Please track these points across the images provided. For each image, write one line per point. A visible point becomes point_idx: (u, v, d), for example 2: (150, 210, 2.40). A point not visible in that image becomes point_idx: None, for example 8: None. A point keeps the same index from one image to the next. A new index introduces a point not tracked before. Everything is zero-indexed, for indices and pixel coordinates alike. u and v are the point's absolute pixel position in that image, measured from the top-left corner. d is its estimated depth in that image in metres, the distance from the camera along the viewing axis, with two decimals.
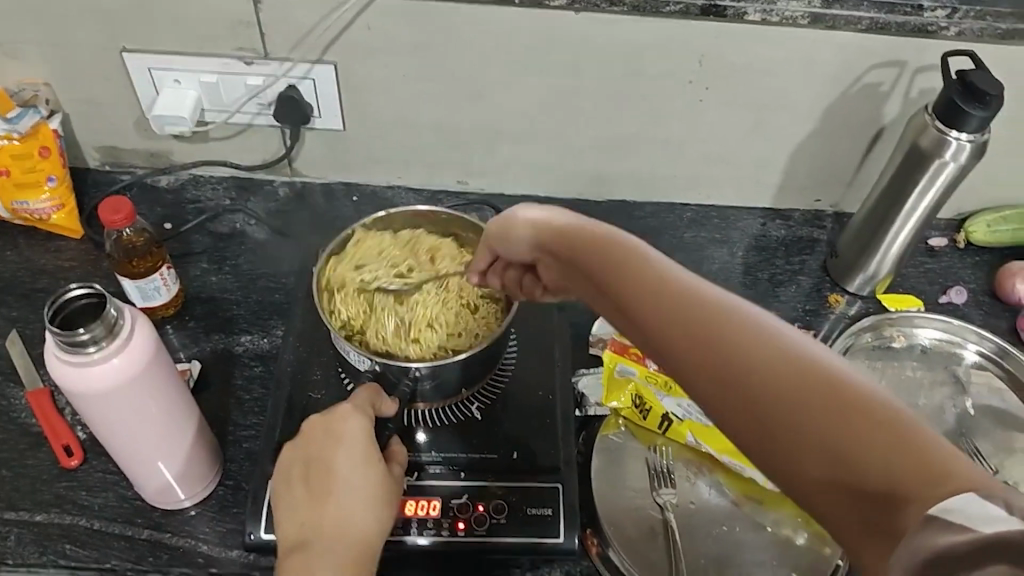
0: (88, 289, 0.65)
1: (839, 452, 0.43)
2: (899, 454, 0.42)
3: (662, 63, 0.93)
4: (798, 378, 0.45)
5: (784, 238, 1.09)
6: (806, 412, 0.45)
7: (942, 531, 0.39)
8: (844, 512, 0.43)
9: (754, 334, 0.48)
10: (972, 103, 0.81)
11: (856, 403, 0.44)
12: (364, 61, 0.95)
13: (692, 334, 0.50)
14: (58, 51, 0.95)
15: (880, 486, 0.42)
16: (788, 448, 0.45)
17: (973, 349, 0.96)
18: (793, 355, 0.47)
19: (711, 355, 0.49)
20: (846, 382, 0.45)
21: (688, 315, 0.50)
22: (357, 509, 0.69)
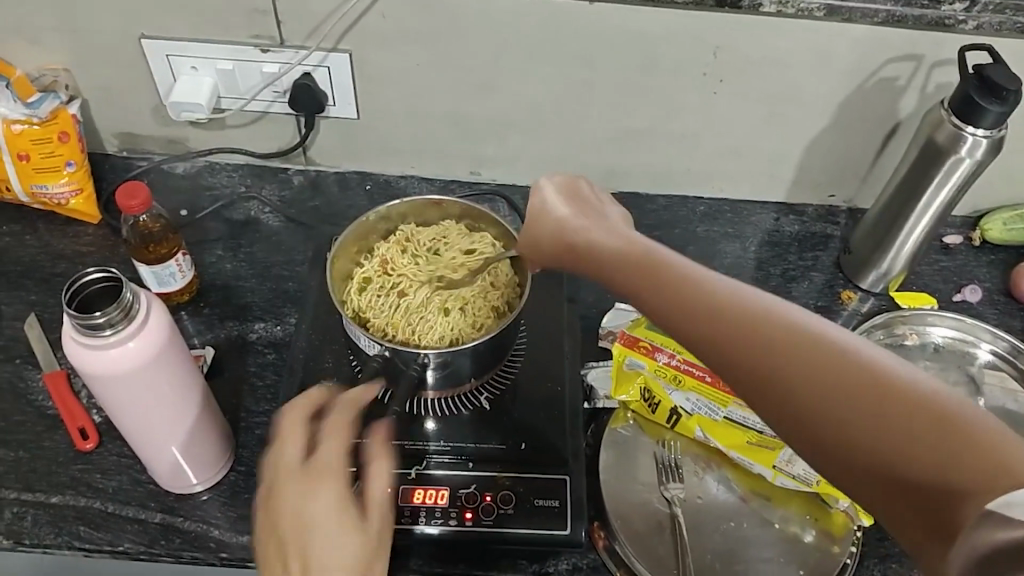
0: (104, 273, 0.65)
1: (894, 448, 0.46)
2: (954, 445, 0.45)
3: (677, 55, 0.93)
4: (846, 377, 0.48)
5: (798, 233, 1.08)
6: (859, 411, 0.47)
7: (1000, 526, 0.41)
8: (901, 505, 0.46)
9: (794, 334, 0.50)
10: (989, 98, 0.80)
11: (906, 397, 0.47)
12: (380, 49, 0.95)
13: (730, 340, 0.52)
14: (77, 36, 0.96)
15: (938, 478, 0.45)
16: (844, 446, 0.48)
17: (986, 349, 0.96)
18: (837, 352, 0.49)
19: (754, 361, 0.51)
20: (893, 375, 0.48)
21: (724, 321, 0.52)
22: (334, 562, 0.63)
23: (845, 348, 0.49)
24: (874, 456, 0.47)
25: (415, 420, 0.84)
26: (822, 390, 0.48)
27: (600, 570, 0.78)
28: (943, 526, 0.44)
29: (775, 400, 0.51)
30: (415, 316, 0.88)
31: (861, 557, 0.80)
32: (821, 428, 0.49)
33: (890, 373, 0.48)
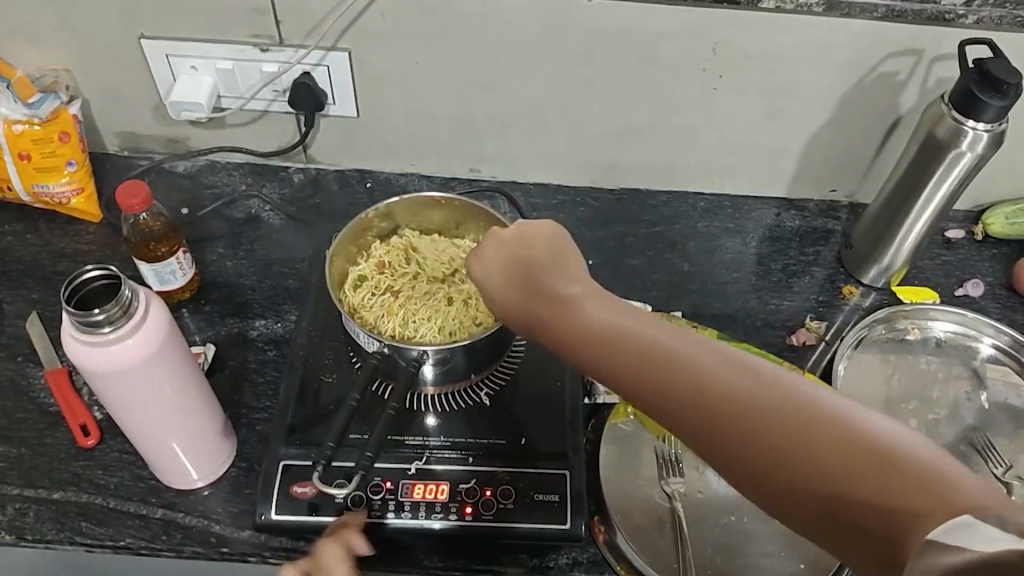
0: (103, 270, 0.66)
1: (834, 484, 0.48)
2: (892, 475, 0.46)
3: (676, 51, 0.93)
4: (781, 418, 0.50)
5: (798, 229, 1.08)
6: (799, 450, 0.49)
7: (943, 552, 0.42)
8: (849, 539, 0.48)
9: (729, 380, 0.52)
10: (990, 92, 0.80)
11: (841, 433, 0.48)
12: (379, 48, 0.95)
13: (670, 393, 0.54)
14: (78, 36, 0.96)
15: (879, 509, 0.46)
16: (789, 486, 0.49)
17: (988, 342, 0.95)
18: (773, 394, 0.51)
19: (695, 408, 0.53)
20: (827, 412, 0.50)
21: (661, 373, 0.54)
22: None
23: (780, 389, 0.51)
24: (817, 494, 0.48)
25: (416, 415, 0.84)
26: (762, 433, 0.50)
27: (600, 564, 0.78)
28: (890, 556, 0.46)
29: (721, 448, 0.52)
30: (406, 315, 0.88)
31: None
32: (766, 470, 0.50)
33: (825, 410, 0.50)
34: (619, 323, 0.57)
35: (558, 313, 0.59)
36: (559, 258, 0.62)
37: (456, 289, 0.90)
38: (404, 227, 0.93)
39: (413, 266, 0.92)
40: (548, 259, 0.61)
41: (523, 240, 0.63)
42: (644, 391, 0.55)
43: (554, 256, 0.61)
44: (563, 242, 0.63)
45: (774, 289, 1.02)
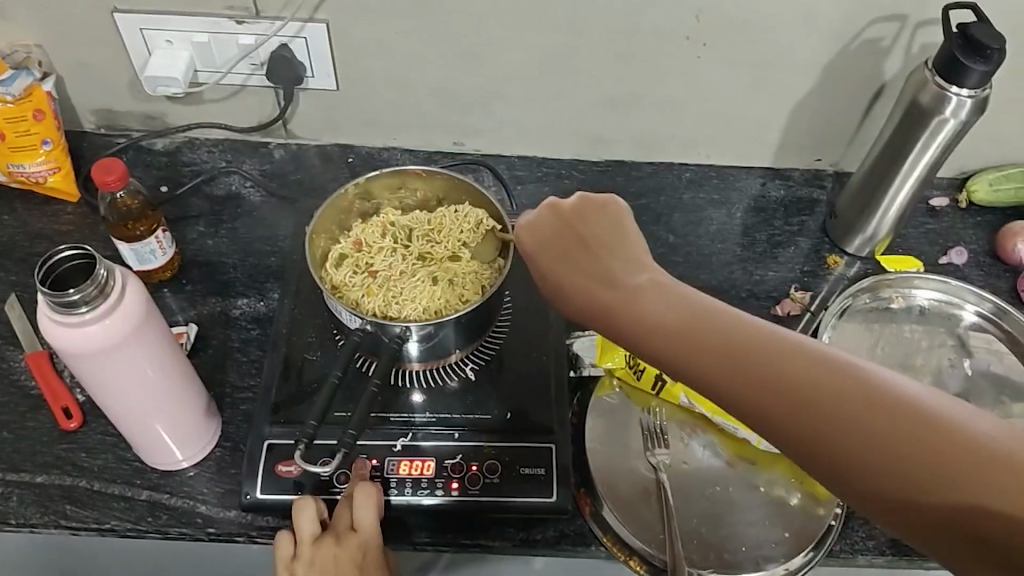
0: (77, 250, 0.65)
1: (947, 488, 0.48)
2: (1008, 478, 0.47)
3: (658, 19, 0.92)
4: (886, 413, 0.50)
5: (783, 199, 1.08)
6: (908, 449, 0.49)
7: None
8: (955, 542, 0.48)
9: (824, 371, 0.52)
10: (973, 58, 0.80)
11: (950, 431, 0.49)
12: (357, 20, 0.93)
13: (758, 385, 0.53)
14: (48, 11, 0.94)
15: (996, 514, 0.47)
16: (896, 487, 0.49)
17: (972, 310, 0.95)
18: (872, 387, 0.51)
19: (788, 404, 0.52)
20: (932, 407, 0.50)
21: (747, 364, 0.54)
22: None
23: (878, 382, 0.52)
24: (928, 497, 0.49)
25: (401, 392, 0.84)
26: (864, 428, 0.50)
27: (586, 536, 0.78)
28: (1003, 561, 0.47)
29: (814, 444, 0.52)
30: (387, 294, 0.87)
31: (847, 518, 0.81)
32: (868, 471, 0.50)
33: (928, 405, 0.50)
34: (692, 307, 0.58)
35: (625, 298, 0.60)
36: (620, 240, 0.64)
37: (438, 267, 0.89)
38: (385, 205, 0.93)
39: (395, 244, 0.92)
40: (609, 241, 0.64)
41: (586, 219, 0.65)
42: (729, 385, 0.54)
43: (617, 236, 0.64)
44: (623, 222, 0.65)
45: (759, 259, 1.02)
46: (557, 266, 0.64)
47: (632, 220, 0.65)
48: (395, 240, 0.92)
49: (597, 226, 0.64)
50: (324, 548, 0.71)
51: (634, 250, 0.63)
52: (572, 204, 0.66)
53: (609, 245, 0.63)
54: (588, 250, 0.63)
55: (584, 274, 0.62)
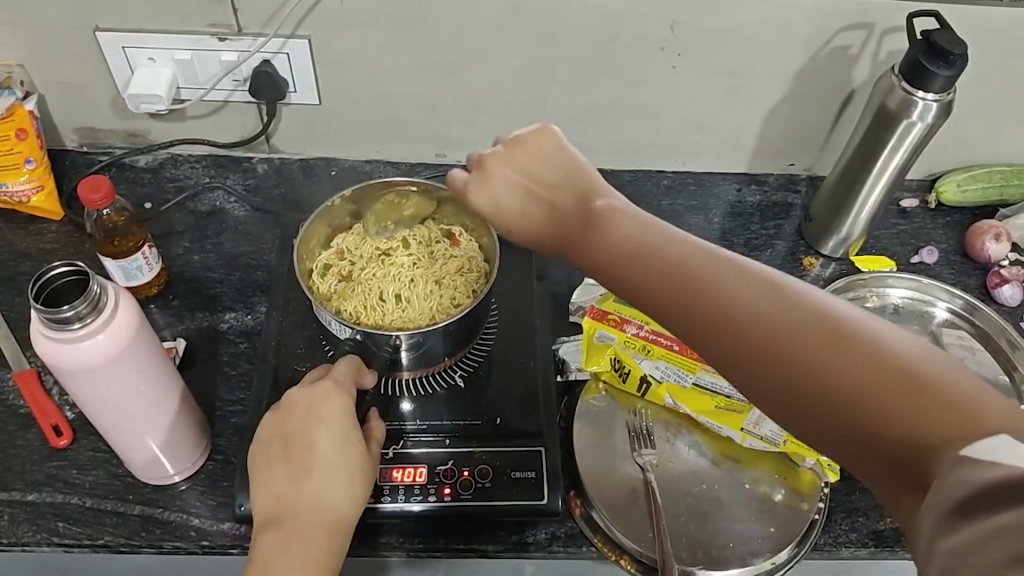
0: (70, 267, 0.65)
1: (871, 400, 0.49)
2: (936, 405, 0.47)
3: (634, 31, 0.94)
4: (820, 332, 0.52)
5: (759, 203, 1.10)
6: (832, 363, 0.51)
7: (975, 469, 0.43)
8: (879, 459, 0.49)
9: (764, 295, 0.55)
10: (937, 63, 0.82)
11: (878, 350, 0.50)
12: (339, 35, 0.95)
13: (705, 312, 0.56)
14: (31, 32, 0.95)
15: (915, 427, 0.47)
16: (824, 401, 0.51)
17: (944, 307, 0.98)
18: (813, 316, 0.53)
19: (723, 321, 0.55)
20: (875, 337, 0.51)
21: (686, 286, 0.58)
22: (330, 457, 0.70)
23: (826, 312, 0.53)
24: (865, 427, 0.49)
25: (390, 400, 0.84)
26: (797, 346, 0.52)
27: (578, 537, 0.80)
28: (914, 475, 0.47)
29: (753, 366, 0.54)
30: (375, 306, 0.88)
31: (829, 512, 0.83)
32: (799, 385, 0.52)
33: (874, 336, 0.51)
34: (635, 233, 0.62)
35: (587, 227, 0.65)
36: (571, 178, 0.68)
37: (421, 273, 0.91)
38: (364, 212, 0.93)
39: (381, 251, 0.92)
40: (555, 177, 0.68)
41: (530, 157, 0.69)
42: (680, 313, 0.58)
43: (563, 169, 0.68)
44: (564, 150, 0.70)
45: None
46: (512, 202, 0.69)
47: (568, 152, 0.70)
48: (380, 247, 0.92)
49: (536, 162, 0.69)
50: (295, 419, 0.72)
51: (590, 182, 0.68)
52: (509, 146, 0.70)
53: (558, 180, 0.68)
54: (539, 185, 0.69)
55: (538, 210, 0.68)
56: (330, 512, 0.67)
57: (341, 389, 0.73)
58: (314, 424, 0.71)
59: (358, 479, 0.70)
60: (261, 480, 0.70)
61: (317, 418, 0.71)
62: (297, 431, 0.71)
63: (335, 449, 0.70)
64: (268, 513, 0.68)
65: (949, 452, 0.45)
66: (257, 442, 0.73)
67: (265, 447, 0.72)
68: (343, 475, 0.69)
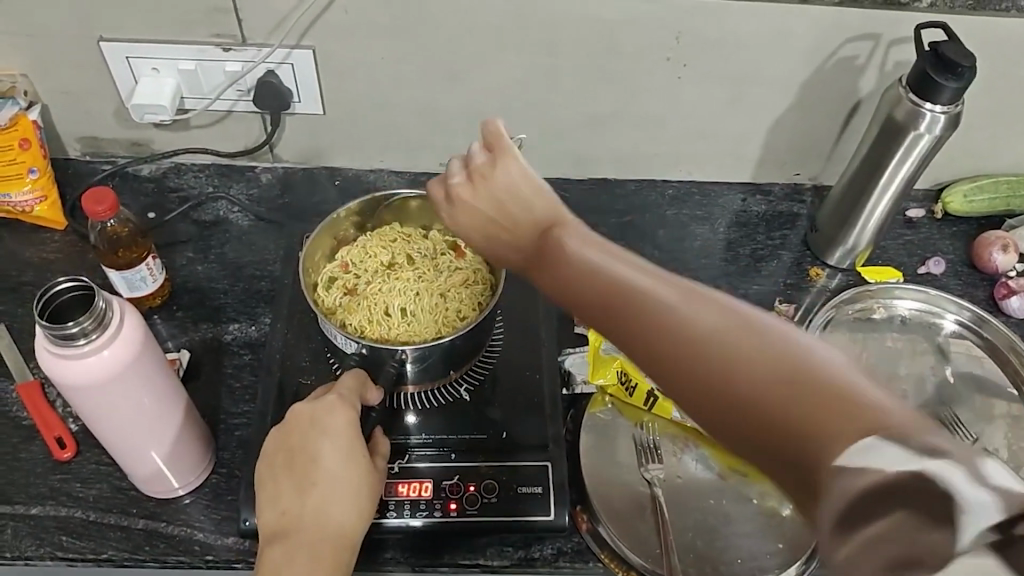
0: (75, 282, 0.65)
1: (771, 407, 0.46)
2: (824, 409, 0.45)
3: (640, 41, 0.94)
4: (721, 334, 0.50)
5: (764, 213, 1.10)
6: (737, 372, 0.48)
7: (857, 475, 0.42)
8: (782, 468, 0.46)
9: (671, 297, 0.53)
10: (945, 75, 0.82)
11: (784, 355, 0.47)
12: (343, 45, 0.95)
13: (613, 311, 0.55)
14: (34, 42, 0.95)
15: (809, 433, 0.44)
16: (731, 410, 0.48)
17: (952, 319, 0.98)
18: (715, 317, 0.51)
19: (637, 329, 0.53)
20: (773, 340, 0.49)
21: (602, 295, 0.56)
22: (335, 473, 0.69)
23: (731, 314, 0.51)
24: (761, 433, 0.47)
25: (395, 413, 0.84)
26: (707, 352, 0.50)
27: (584, 553, 0.79)
28: (810, 483, 0.44)
29: (657, 370, 0.52)
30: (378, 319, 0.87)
31: None
32: (706, 393, 0.49)
33: (773, 339, 0.49)
34: (562, 245, 0.61)
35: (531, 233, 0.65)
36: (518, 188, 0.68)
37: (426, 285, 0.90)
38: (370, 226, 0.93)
39: (388, 264, 0.91)
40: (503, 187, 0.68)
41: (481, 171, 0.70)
42: (591, 312, 0.56)
43: (508, 179, 0.68)
44: (514, 159, 0.69)
45: (743, 273, 1.04)
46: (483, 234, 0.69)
47: (518, 161, 0.69)
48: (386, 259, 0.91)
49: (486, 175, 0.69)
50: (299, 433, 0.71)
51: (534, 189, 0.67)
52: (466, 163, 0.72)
53: (503, 190, 0.68)
54: (502, 213, 0.68)
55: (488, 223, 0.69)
56: (334, 529, 0.67)
57: (345, 402, 0.72)
58: (318, 438, 0.70)
59: (362, 495, 0.69)
60: (268, 492, 0.70)
61: (322, 433, 0.70)
62: (301, 445, 0.70)
63: (338, 465, 0.69)
64: (273, 528, 0.68)
65: (837, 459, 0.43)
66: (264, 454, 0.72)
67: (271, 460, 0.71)
68: (348, 491, 0.69)
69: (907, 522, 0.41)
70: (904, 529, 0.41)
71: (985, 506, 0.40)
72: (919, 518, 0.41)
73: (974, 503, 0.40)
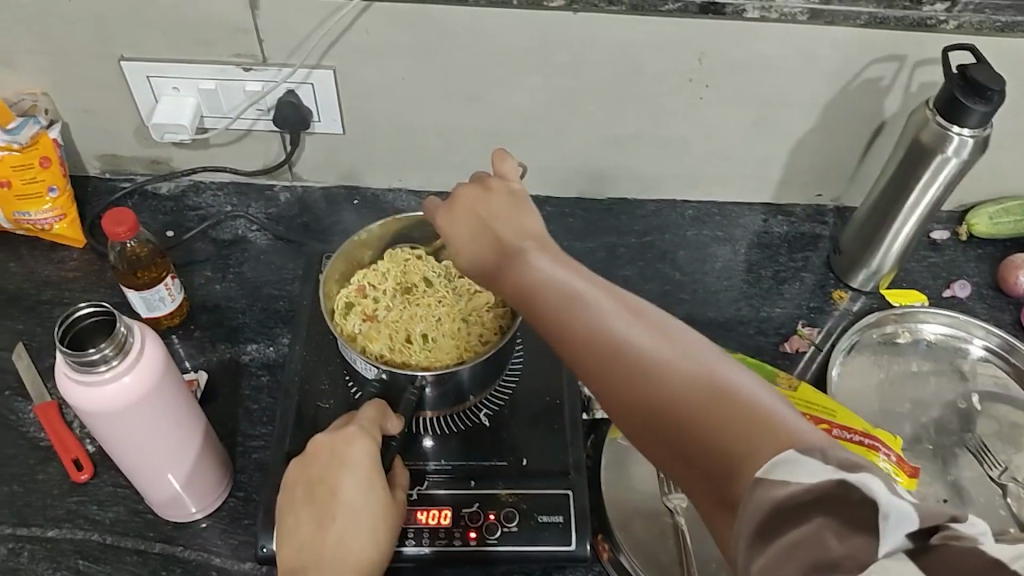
0: (97, 307, 0.65)
1: (700, 423, 0.50)
2: (748, 428, 0.48)
3: (661, 62, 0.93)
4: (660, 357, 0.54)
5: (786, 234, 1.09)
6: (679, 390, 0.52)
7: (776, 487, 0.44)
8: (704, 479, 0.49)
9: (617, 319, 0.57)
10: (974, 99, 0.81)
11: (715, 378, 0.51)
12: (363, 66, 0.94)
13: (562, 327, 0.59)
14: (55, 61, 0.95)
15: (729, 446, 0.48)
16: (663, 423, 0.52)
17: (979, 345, 0.96)
18: (656, 342, 0.55)
19: (587, 345, 0.57)
20: (708, 367, 0.52)
21: (558, 312, 0.59)
22: (354, 506, 0.68)
23: (673, 341, 0.55)
24: (691, 448, 0.50)
25: (413, 438, 0.83)
26: (648, 372, 0.54)
27: None
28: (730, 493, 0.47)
29: (603, 385, 0.56)
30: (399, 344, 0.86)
31: None
32: (643, 407, 0.53)
33: (707, 367, 0.52)
34: (523, 262, 0.63)
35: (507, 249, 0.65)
36: (512, 212, 0.67)
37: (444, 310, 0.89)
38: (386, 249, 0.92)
39: (405, 289, 0.91)
40: (497, 209, 0.68)
41: (479, 194, 0.70)
42: (546, 327, 0.60)
43: (505, 204, 0.68)
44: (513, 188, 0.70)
45: (765, 295, 1.03)
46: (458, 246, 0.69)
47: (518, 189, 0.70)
48: (403, 283, 0.91)
49: (485, 199, 0.69)
50: (319, 465, 0.70)
51: (527, 216, 0.67)
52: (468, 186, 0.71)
53: (496, 212, 0.68)
54: (490, 231, 0.67)
55: (476, 241, 0.67)
56: (353, 563, 0.66)
57: (366, 434, 0.71)
58: (338, 471, 0.69)
59: (382, 529, 0.69)
60: (288, 526, 0.69)
61: (342, 465, 0.69)
62: (322, 476, 0.69)
63: (359, 498, 0.68)
64: (291, 561, 0.67)
65: (754, 470, 0.46)
66: (284, 485, 0.71)
67: (290, 491, 0.71)
68: (367, 524, 0.68)
69: (830, 527, 0.42)
70: (824, 533, 0.42)
71: (904, 514, 0.41)
72: (840, 523, 0.42)
73: (895, 510, 0.41)
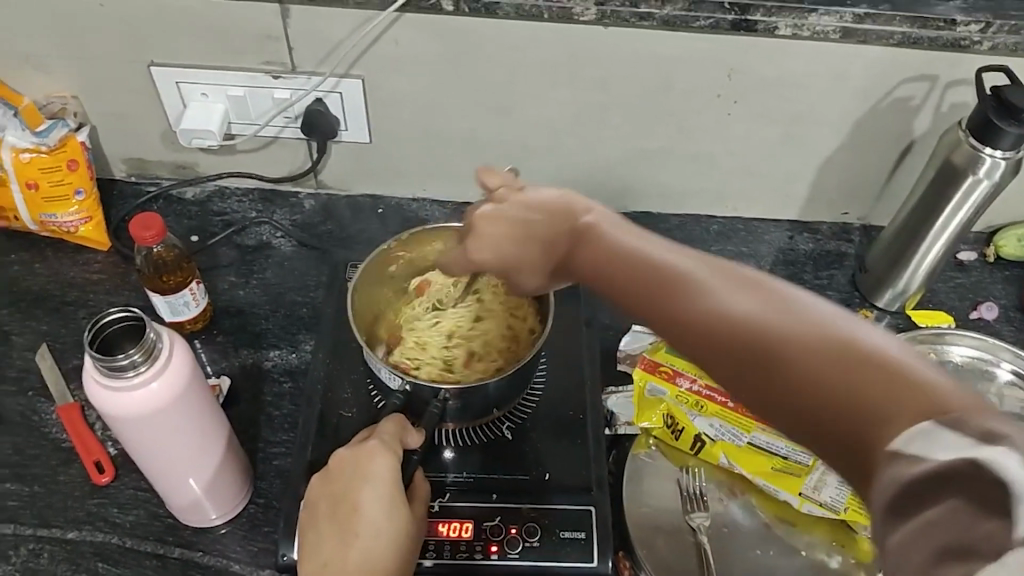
0: (126, 312, 0.65)
1: (820, 385, 0.45)
2: (879, 390, 0.43)
3: (691, 77, 0.93)
4: (760, 319, 0.49)
5: (811, 252, 1.08)
6: (790, 352, 0.47)
7: (910, 463, 0.40)
8: (834, 446, 0.44)
9: (710, 283, 0.53)
10: (1008, 121, 0.80)
11: (832, 335, 0.46)
12: (392, 75, 0.94)
13: (651, 298, 0.55)
14: (86, 64, 0.96)
15: (858, 409, 0.43)
16: (778, 390, 0.47)
17: (1007, 367, 0.95)
18: (756, 303, 0.50)
19: (680, 315, 0.53)
20: (819, 324, 0.47)
21: (647, 284, 0.56)
22: (374, 520, 0.68)
23: (773, 298, 0.50)
24: (812, 414, 0.45)
25: (435, 450, 0.83)
26: (759, 329, 0.49)
27: None
28: (864, 464, 0.42)
29: (701, 353, 0.51)
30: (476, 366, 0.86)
31: None
32: (754, 369, 0.48)
33: (819, 323, 0.47)
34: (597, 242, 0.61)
35: (558, 245, 0.65)
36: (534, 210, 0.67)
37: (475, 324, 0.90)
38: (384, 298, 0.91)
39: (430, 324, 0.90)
40: (519, 211, 0.68)
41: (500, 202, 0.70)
42: (632, 302, 0.57)
43: (523, 205, 0.68)
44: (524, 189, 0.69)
45: None
46: (517, 259, 0.69)
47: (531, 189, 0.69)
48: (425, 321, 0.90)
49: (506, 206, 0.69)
50: (340, 479, 0.70)
51: (554, 203, 0.67)
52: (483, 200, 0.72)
53: (522, 214, 0.68)
54: (528, 232, 0.67)
55: (516, 245, 0.68)
56: None
57: (386, 448, 0.71)
58: (360, 485, 0.69)
59: (402, 542, 0.68)
60: (312, 541, 0.69)
61: (363, 479, 0.69)
62: (343, 491, 0.69)
63: (379, 512, 0.68)
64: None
65: (892, 436, 0.41)
66: (308, 500, 0.72)
67: (314, 506, 0.71)
68: (387, 538, 0.67)
69: (965, 510, 0.38)
70: (955, 516, 0.38)
71: None
72: (970, 504, 0.37)
73: None
